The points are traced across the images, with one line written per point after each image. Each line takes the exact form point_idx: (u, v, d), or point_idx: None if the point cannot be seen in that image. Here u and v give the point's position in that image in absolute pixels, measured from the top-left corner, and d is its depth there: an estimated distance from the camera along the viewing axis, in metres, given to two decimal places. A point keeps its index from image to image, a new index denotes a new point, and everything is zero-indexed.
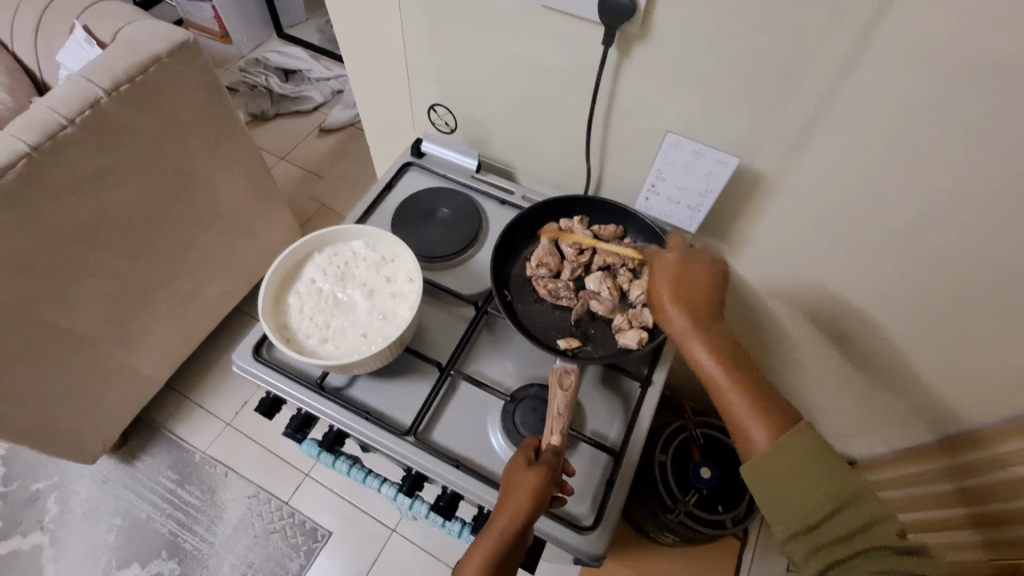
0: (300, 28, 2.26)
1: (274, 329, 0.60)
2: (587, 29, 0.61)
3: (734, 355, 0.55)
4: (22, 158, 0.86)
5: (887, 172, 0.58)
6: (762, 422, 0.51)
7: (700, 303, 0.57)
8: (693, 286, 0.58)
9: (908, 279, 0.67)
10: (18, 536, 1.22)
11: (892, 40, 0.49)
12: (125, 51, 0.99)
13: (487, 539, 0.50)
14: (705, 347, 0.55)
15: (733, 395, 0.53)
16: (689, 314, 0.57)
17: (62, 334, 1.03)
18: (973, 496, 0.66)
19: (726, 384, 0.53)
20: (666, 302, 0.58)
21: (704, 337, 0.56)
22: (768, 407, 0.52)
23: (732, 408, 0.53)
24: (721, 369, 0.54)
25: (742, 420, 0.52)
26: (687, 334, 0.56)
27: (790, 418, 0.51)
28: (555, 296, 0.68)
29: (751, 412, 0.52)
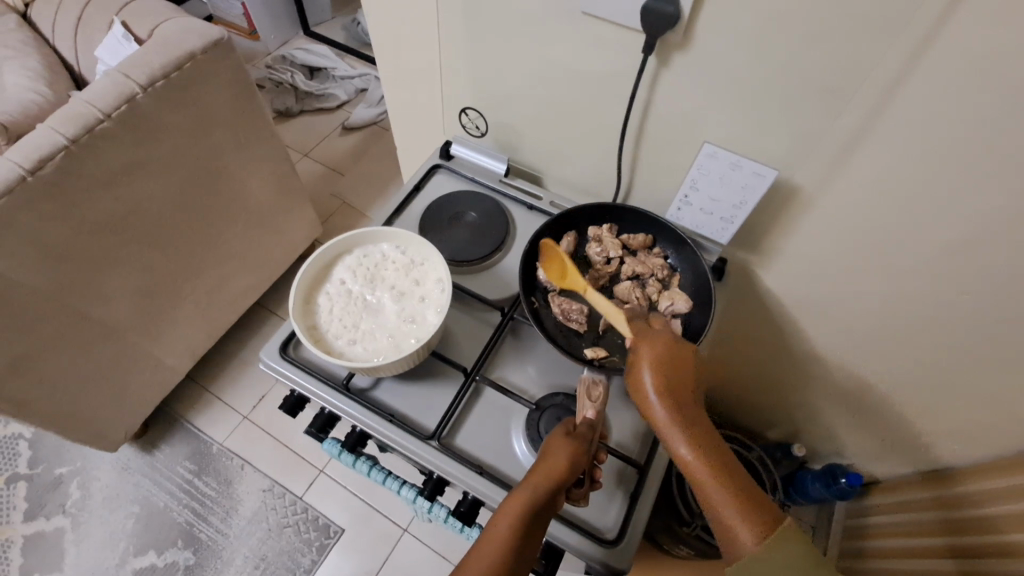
0: (326, 26, 2.28)
1: (304, 329, 0.60)
2: (628, 36, 0.60)
3: (712, 444, 0.53)
4: (61, 151, 0.88)
5: (935, 195, 0.56)
6: (745, 517, 0.50)
7: (678, 390, 0.55)
8: (672, 372, 0.56)
9: (950, 301, 0.65)
10: (42, 518, 1.24)
11: (949, 57, 0.47)
12: (161, 47, 1.00)
13: (515, 500, 0.48)
14: (685, 442, 0.53)
15: (715, 490, 0.51)
16: (673, 408, 0.54)
17: (93, 325, 1.05)
18: (955, 530, 0.79)
19: (711, 482, 0.51)
20: (646, 388, 0.55)
21: (684, 430, 0.53)
22: (748, 498, 0.50)
23: (715, 505, 0.51)
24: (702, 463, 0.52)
25: (726, 517, 0.50)
26: (669, 427, 0.53)
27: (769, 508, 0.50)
28: (566, 316, 0.66)
29: (734, 505, 0.50)
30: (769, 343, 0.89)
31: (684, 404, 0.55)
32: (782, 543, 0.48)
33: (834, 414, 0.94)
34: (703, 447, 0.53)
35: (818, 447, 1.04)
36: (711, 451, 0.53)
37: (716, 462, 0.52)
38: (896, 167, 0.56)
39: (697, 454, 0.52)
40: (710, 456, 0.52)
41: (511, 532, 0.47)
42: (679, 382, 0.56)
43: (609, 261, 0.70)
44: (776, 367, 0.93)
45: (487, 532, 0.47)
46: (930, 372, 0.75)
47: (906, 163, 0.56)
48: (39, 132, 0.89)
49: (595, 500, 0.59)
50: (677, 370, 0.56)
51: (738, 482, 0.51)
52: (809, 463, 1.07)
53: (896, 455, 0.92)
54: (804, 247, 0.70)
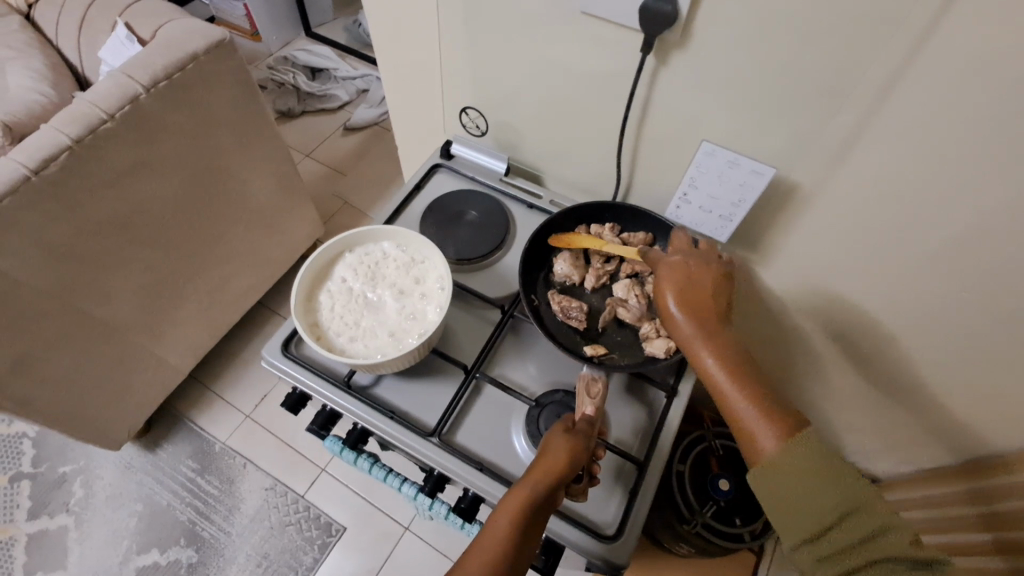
0: (328, 27, 2.29)
1: (306, 326, 0.61)
2: (626, 36, 0.61)
3: (739, 355, 0.52)
4: (64, 151, 0.89)
5: (932, 193, 0.57)
6: (769, 425, 0.49)
7: (704, 301, 0.54)
8: (696, 287, 0.55)
9: (948, 300, 0.65)
10: (46, 516, 1.25)
11: (945, 56, 0.48)
12: (164, 48, 1.01)
13: (515, 496, 0.48)
14: (709, 353, 0.52)
15: (740, 400, 0.50)
16: (697, 320, 0.53)
17: (96, 324, 1.06)
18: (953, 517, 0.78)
19: (733, 391, 0.51)
20: (669, 301, 0.55)
21: (709, 340, 0.53)
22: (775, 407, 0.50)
23: (739, 414, 0.50)
24: (727, 372, 0.51)
25: (749, 426, 0.50)
26: (693, 337, 0.53)
27: (796, 417, 0.50)
28: (565, 314, 0.66)
29: (759, 414, 0.49)
30: (769, 341, 0.89)
31: (711, 316, 0.54)
32: (807, 449, 0.48)
33: (834, 412, 0.94)
34: (730, 358, 0.52)
35: None
36: (739, 360, 0.52)
37: (742, 371, 0.51)
38: (895, 165, 0.57)
39: (722, 362, 0.52)
40: (736, 364, 0.52)
41: (508, 530, 0.47)
42: (703, 293, 0.55)
43: (610, 259, 0.70)
44: (776, 365, 0.93)
45: (485, 529, 0.47)
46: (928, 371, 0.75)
47: (904, 162, 0.56)
48: (43, 133, 0.90)
49: (594, 496, 0.59)
50: (705, 282, 0.56)
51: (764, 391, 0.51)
52: None
53: (897, 453, 0.91)
54: (804, 245, 0.71)
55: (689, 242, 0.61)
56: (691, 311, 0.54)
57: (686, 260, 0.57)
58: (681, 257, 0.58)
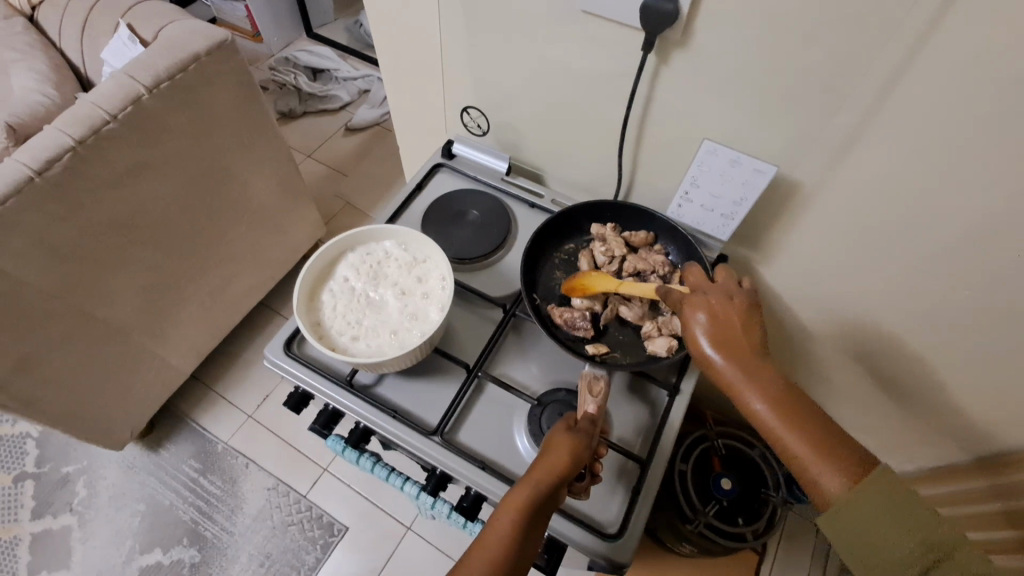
0: (329, 28, 2.29)
1: (308, 325, 0.61)
2: (627, 35, 0.61)
3: (787, 393, 0.52)
4: (67, 152, 0.89)
5: (934, 191, 0.57)
6: (832, 464, 0.48)
7: (738, 342, 0.54)
8: (726, 326, 0.55)
9: (950, 298, 0.65)
10: (49, 516, 1.26)
11: (946, 53, 0.47)
12: (166, 49, 1.01)
13: (518, 495, 0.48)
14: (756, 395, 0.52)
15: (797, 442, 0.49)
16: (737, 363, 0.53)
17: (99, 324, 1.06)
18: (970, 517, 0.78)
19: (788, 433, 0.50)
20: (703, 346, 0.55)
21: (753, 382, 0.52)
22: (832, 443, 0.49)
23: (798, 456, 0.49)
24: (777, 414, 0.51)
25: (810, 467, 0.49)
26: (736, 380, 0.53)
27: (858, 453, 0.49)
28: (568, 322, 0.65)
29: (819, 454, 0.49)
30: (770, 340, 0.89)
31: (751, 356, 0.53)
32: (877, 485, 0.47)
33: (836, 411, 0.94)
34: (778, 396, 0.51)
35: None
36: (786, 397, 0.51)
37: (792, 410, 0.51)
38: (896, 163, 0.57)
39: (769, 404, 0.51)
40: (784, 403, 0.51)
41: (512, 526, 0.47)
42: (736, 332, 0.55)
43: (613, 258, 0.70)
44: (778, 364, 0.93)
45: (489, 526, 0.47)
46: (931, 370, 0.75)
47: (905, 159, 0.56)
48: (46, 134, 0.90)
49: (596, 495, 0.59)
50: (735, 322, 0.55)
51: (820, 428, 0.50)
52: None
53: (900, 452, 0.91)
54: (805, 244, 0.71)
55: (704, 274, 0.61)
56: (729, 355, 0.54)
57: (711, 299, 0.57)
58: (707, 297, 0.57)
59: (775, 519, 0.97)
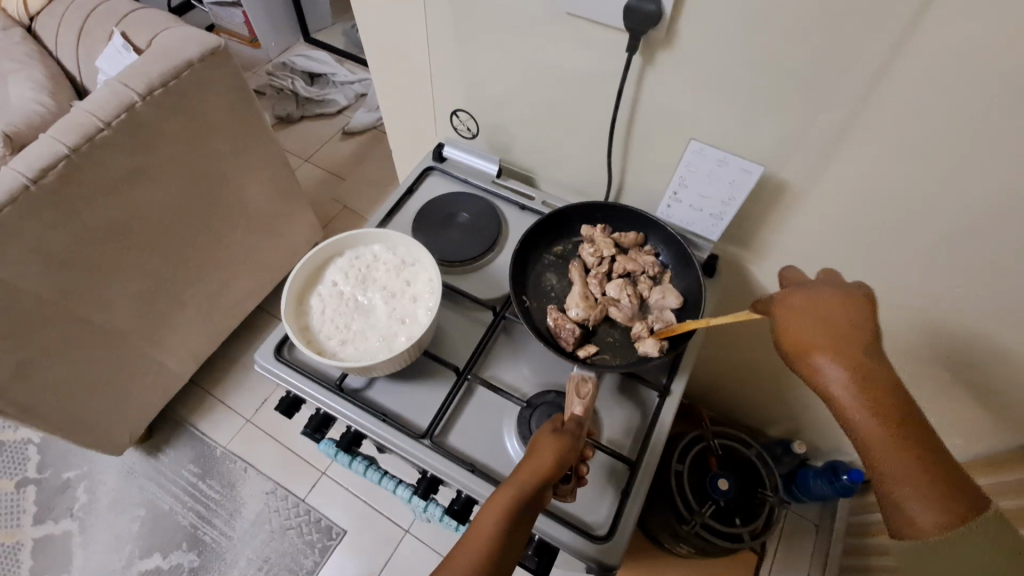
0: (326, 32, 2.30)
1: (296, 330, 0.61)
2: (612, 36, 0.61)
3: (899, 410, 0.46)
4: (62, 160, 0.89)
5: (920, 187, 0.57)
6: (936, 501, 0.43)
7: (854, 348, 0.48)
8: (838, 326, 0.49)
9: (942, 295, 0.65)
10: (51, 521, 1.26)
11: (928, 50, 0.47)
12: (160, 55, 1.02)
13: (501, 497, 0.48)
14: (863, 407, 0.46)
15: (899, 466, 0.44)
16: (842, 365, 0.47)
17: (96, 330, 1.06)
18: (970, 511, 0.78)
19: (891, 455, 0.44)
20: (806, 342, 0.49)
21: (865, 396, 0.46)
22: (944, 478, 0.44)
23: (895, 483, 0.44)
24: (890, 438, 0.45)
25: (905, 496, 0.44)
26: (847, 393, 0.46)
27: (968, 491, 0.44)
28: (558, 330, 0.64)
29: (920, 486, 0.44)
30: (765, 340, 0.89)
31: (861, 362, 0.47)
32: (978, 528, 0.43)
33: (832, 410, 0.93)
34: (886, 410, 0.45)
35: (821, 445, 1.03)
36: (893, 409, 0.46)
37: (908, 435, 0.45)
38: (884, 160, 0.56)
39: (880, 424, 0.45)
40: (898, 424, 0.45)
41: (496, 526, 0.47)
42: (845, 332, 0.48)
43: (603, 259, 0.69)
44: (773, 363, 0.93)
45: (472, 528, 0.47)
46: (922, 368, 0.75)
47: (892, 157, 0.56)
48: (41, 142, 0.91)
49: (585, 497, 0.59)
50: (848, 322, 0.49)
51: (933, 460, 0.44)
52: (812, 459, 1.07)
53: None
54: (796, 243, 0.71)
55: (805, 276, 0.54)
56: (846, 361, 0.47)
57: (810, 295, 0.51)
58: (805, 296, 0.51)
59: (773, 518, 0.97)
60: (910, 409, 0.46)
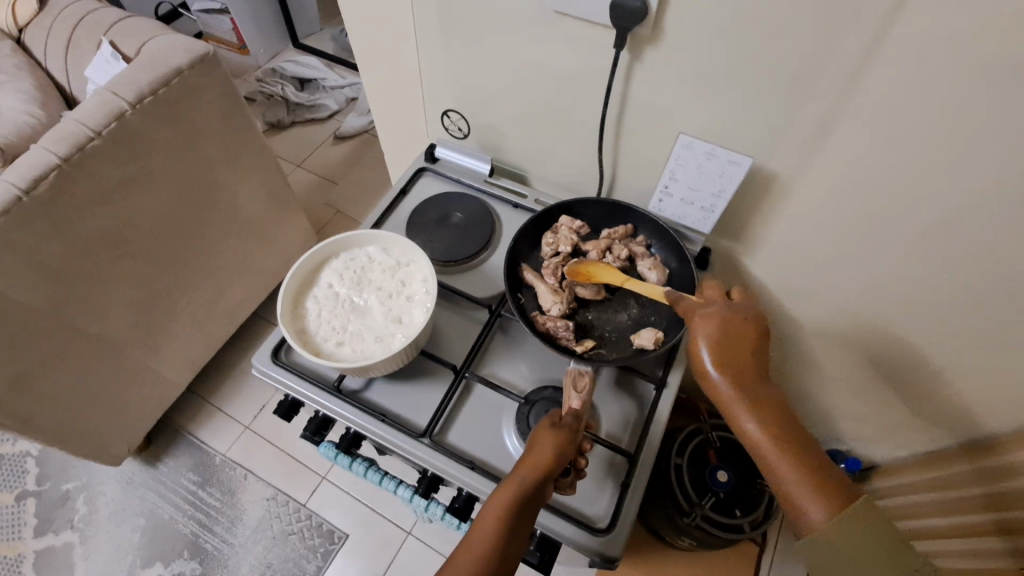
0: (315, 37, 2.30)
1: (293, 332, 0.61)
2: (599, 33, 0.61)
3: (782, 419, 0.52)
4: (53, 170, 0.89)
5: (907, 176, 0.57)
6: (819, 497, 0.49)
7: (745, 365, 0.54)
8: (732, 347, 0.54)
9: (932, 282, 0.66)
10: (52, 533, 1.26)
11: (909, 40, 0.48)
12: (149, 64, 1.02)
13: (503, 491, 0.49)
14: (751, 417, 0.52)
15: (783, 466, 0.50)
16: (733, 380, 0.53)
17: (92, 340, 1.06)
18: None
19: (778, 458, 0.51)
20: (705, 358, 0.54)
21: (750, 403, 0.52)
22: (823, 476, 0.49)
23: (785, 485, 0.50)
24: (771, 441, 0.51)
25: (793, 494, 0.50)
26: (735, 403, 0.53)
27: (848, 488, 0.49)
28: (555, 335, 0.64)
29: (805, 485, 0.49)
30: None
31: (751, 377, 0.53)
32: (855, 522, 0.47)
33: (827, 400, 0.94)
34: (770, 419, 0.52)
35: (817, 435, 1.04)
36: (778, 417, 0.52)
37: (788, 437, 0.51)
38: (870, 149, 0.57)
39: (765, 430, 0.51)
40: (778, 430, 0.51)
41: (499, 519, 0.47)
42: (740, 350, 0.54)
43: (559, 254, 0.71)
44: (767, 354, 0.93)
45: (474, 524, 0.48)
46: (912, 355, 0.76)
47: (878, 145, 0.56)
48: (32, 153, 0.91)
49: (585, 491, 0.59)
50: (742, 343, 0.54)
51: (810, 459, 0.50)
52: None
53: (895, 438, 0.91)
54: (787, 234, 0.71)
55: (721, 290, 0.59)
56: (734, 378, 0.53)
57: (722, 314, 0.56)
58: (716, 310, 0.56)
59: (772, 510, 0.98)
60: (788, 416, 0.52)
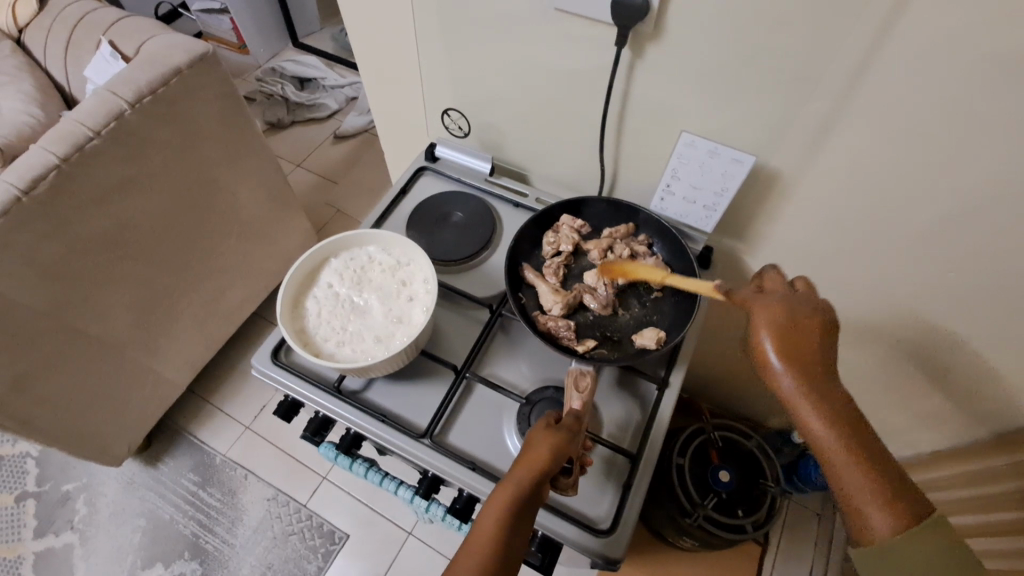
0: (315, 37, 2.29)
1: (293, 333, 0.61)
2: (600, 30, 0.61)
3: (857, 427, 0.48)
4: (52, 170, 0.89)
5: (910, 174, 0.57)
6: (889, 512, 0.46)
7: (819, 368, 0.49)
8: (806, 349, 0.49)
9: (935, 280, 0.65)
10: (51, 534, 1.25)
11: (914, 37, 0.48)
12: (148, 63, 1.01)
13: (501, 491, 0.48)
14: (824, 425, 0.48)
15: (855, 479, 0.47)
16: (807, 386, 0.49)
17: (91, 341, 1.06)
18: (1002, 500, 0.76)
19: (850, 471, 0.47)
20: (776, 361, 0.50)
21: (825, 412, 0.48)
22: (895, 489, 0.46)
23: (853, 497, 0.47)
24: (844, 452, 0.47)
25: (861, 507, 0.47)
26: (807, 410, 0.48)
27: (917, 502, 0.46)
28: (557, 336, 0.64)
29: (876, 500, 0.46)
30: None
31: (824, 382, 0.49)
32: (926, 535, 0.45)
33: None
34: (843, 427, 0.48)
35: None
36: (852, 427, 0.48)
37: (862, 448, 0.47)
38: (874, 147, 0.57)
39: (838, 439, 0.47)
40: (853, 441, 0.47)
41: (498, 529, 0.47)
42: (812, 352, 0.49)
43: (560, 253, 0.70)
44: None
45: (474, 525, 0.47)
46: (916, 355, 0.75)
47: (882, 142, 0.56)
48: (30, 154, 0.90)
49: (586, 492, 0.59)
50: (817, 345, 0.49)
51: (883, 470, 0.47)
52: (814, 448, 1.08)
53: (899, 438, 0.91)
54: (790, 232, 0.71)
55: (785, 280, 0.54)
56: (807, 384, 0.49)
57: (793, 310, 0.51)
58: (785, 305, 0.51)
59: (774, 510, 0.97)
60: (862, 423, 0.48)
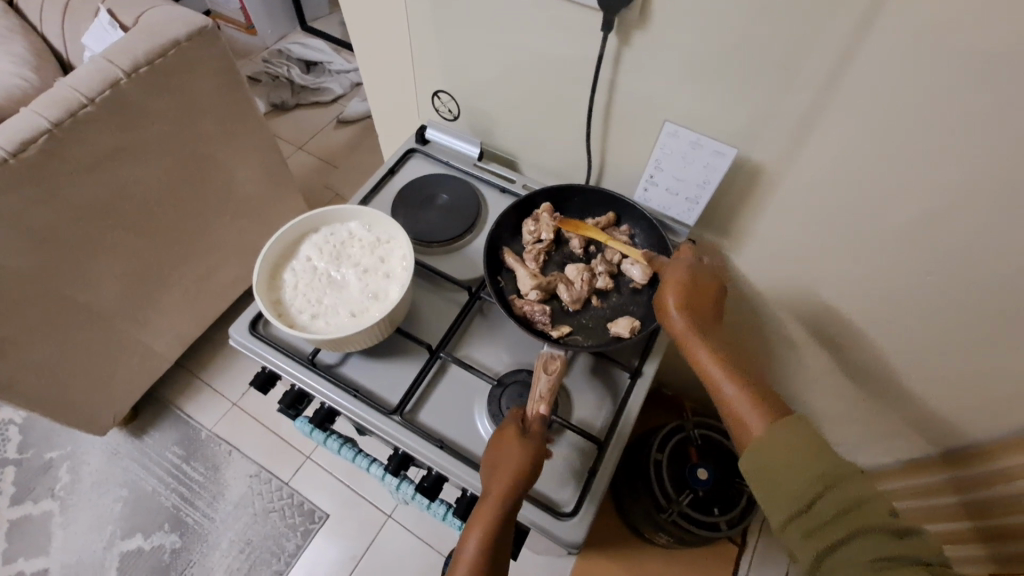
0: (322, 21, 2.29)
1: (268, 303, 0.61)
2: (587, 15, 0.61)
3: (725, 347, 0.56)
4: (44, 134, 0.89)
5: (892, 172, 0.57)
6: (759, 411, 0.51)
7: (700, 305, 0.58)
8: (690, 288, 0.59)
9: (914, 282, 0.65)
10: (31, 501, 1.27)
11: (895, 31, 0.47)
12: (147, 34, 1.02)
13: (480, 519, 0.50)
14: (703, 345, 0.55)
15: (729, 387, 0.53)
16: (685, 312, 0.57)
17: (78, 309, 1.06)
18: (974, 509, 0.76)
19: (723, 380, 0.54)
20: (666, 297, 0.59)
21: (702, 334, 0.56)
22: (762, 392, 0.53)
23: (732, 404, 0.53)
24: (721, 368, 0.54)
25: (738, 412, 0.52)
26: (689, 335, 0.56)
27: (782, 405, 0.52)
28: (531, 321, 0.64)
29: (749, 402, 0.52)
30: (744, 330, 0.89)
31: (702, 312, 0.58)
32: (794, 429, 0.49)
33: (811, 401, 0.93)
34: (718, 344, 0.56)
35: None
36: (724, 347, 0.56)
37: (734, 363, 0.54)
38: (855, 143, 0.57)
39: (713, 356, 0.55)
40: (725, 356, 0.55)
41: (482, 555, 0.49)
42: (697, 293, 0.59)
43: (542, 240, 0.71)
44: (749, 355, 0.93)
45: (461, 555, 0.49)
46: (894, 359, 0.75)
47: (863, 137, 0.56)
48: (22, 117, 0.90)
49: (552, 475, 0.59)
50: (695, 286, 0.59)
51: (754, 381, 0.54)
52: None
53: (878, 443, 0.90)
54: (774, 228, 0.71)
55: (693, 253, 0.62)
56: (688, 314, 0.57)
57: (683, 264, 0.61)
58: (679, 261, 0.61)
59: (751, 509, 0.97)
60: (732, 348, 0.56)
